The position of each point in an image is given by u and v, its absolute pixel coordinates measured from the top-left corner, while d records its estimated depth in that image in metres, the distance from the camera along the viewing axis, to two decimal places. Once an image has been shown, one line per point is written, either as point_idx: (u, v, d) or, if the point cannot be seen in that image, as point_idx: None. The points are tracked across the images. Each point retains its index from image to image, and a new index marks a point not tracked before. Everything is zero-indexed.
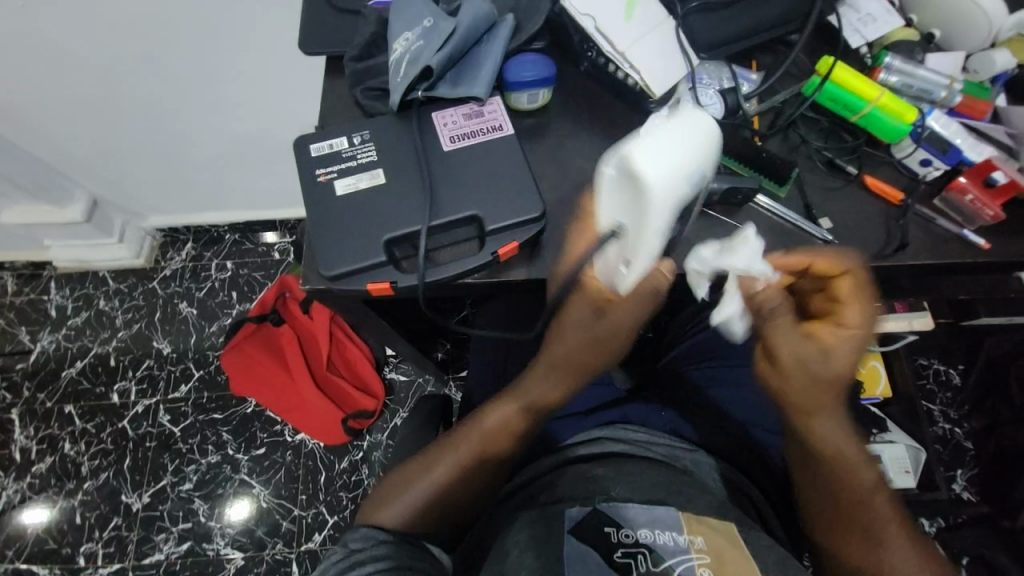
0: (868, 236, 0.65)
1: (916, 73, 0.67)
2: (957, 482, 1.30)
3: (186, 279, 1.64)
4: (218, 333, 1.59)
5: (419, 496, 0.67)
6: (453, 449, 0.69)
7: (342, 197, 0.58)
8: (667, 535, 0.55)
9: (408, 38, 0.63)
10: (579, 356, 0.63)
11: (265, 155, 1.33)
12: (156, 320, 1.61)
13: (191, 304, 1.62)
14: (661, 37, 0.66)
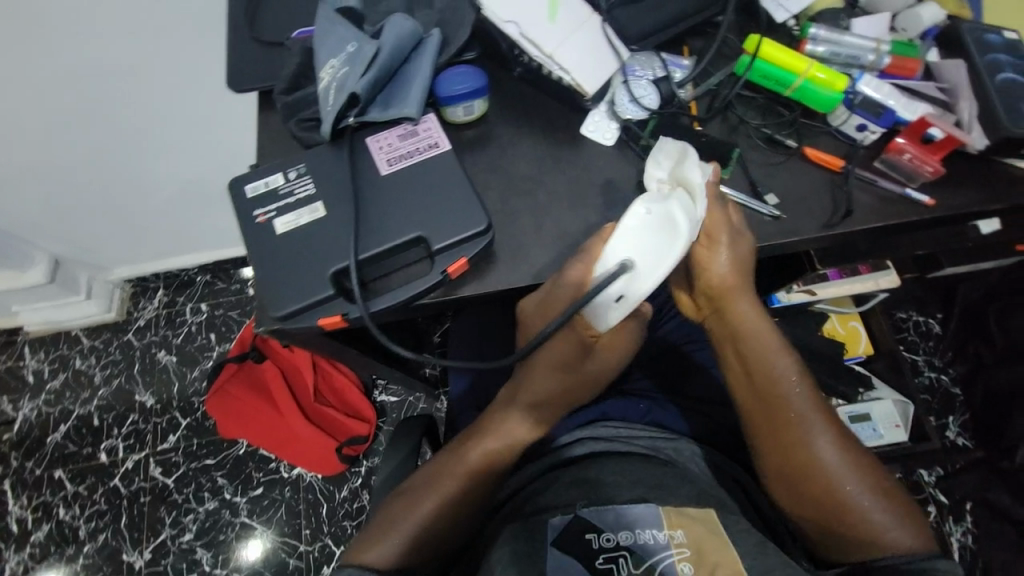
0: (814, 206, 0.66)
1: (842, 41, 0.68)
2: (950, 429, 1.35)
3: (162, 328, 1.61)
4: (201, 377, 1.57)
5: (408, 530, 0.66)
6: (436, 485, 0.69)
7: (283, 235, 0.57)
8: (648, 533, 0.57)
9: (333, 65, 0.62)
10: (559, 394, 0.69)
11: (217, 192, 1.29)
12: (136, 373, 1.58)
13: (170, 352, 1.59)
14: (588, 35, 0.66)
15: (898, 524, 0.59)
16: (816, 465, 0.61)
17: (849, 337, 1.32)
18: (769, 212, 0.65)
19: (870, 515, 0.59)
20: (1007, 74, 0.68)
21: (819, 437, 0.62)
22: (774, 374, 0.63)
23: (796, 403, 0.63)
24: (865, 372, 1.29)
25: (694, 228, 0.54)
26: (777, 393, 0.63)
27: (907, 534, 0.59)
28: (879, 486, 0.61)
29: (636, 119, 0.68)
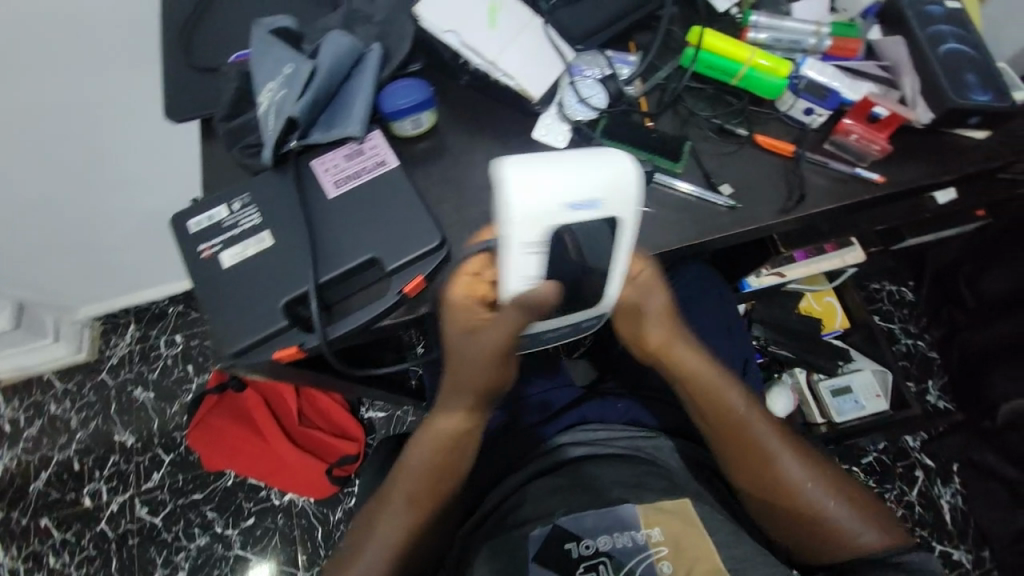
0: (769, 194, 0.66)
1: (782, 27, 0.69)
2: (932, 394, 1.39)
3: (137, 364, 1.56)
4: (181, 411, 1.53)
5: (375, 555, 0.62)
6: (393, 501, 0.65)
7: (231, 269, 0.55)
8: (626, 535, 0.58)
9: (271, 89, 0.60)
10: (464, 385, 0.62)
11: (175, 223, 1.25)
12: (113, 413, 1.53)
13: (146, 388, 1.55)
14: (531, 39, 0.66)
15: (864, 524, 0.63)
16: (780, 484, 0.64)
17: (825, 312, 1.34)
18: (724, 203, 0.65)
19: (838, 520, 0.63)
20: (950, 44, 0.68)
21: (779, 459, 0.64)
22: (729, 410, 0.65)
23: (755, 433, 0.65)
24: (843, 345, 1.31)
25: (526, 199, 0.50)
26: (735, 427, 0.65)
27: (874, 532, 0.62)
28: (844, 488, 0.64)
29: (586, 120, 0.67)
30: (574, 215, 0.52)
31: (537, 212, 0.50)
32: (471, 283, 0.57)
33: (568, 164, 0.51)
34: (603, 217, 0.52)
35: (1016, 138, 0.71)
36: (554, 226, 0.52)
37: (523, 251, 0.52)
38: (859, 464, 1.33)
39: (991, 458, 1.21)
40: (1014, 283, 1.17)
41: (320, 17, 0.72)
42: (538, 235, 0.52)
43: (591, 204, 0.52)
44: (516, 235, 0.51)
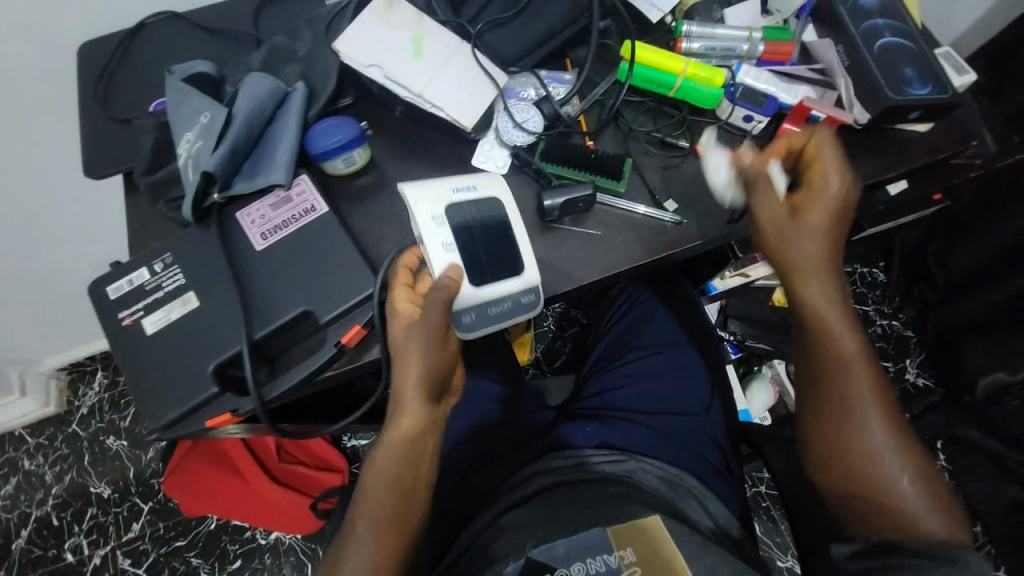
0: (714, 206, 0.65)
1: (714, 35, 0.69)
2: (910, 371, 1.39)
3: (108, 413, 1.50)
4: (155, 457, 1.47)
5: None
6: (354, 534, 0.56)
7: (154, 335, 0.53)
8: (599, 560, 0.55)
9: (188, 140, 0.57)
10: (403, 383, 0.54)
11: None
12: (88, 464, 1.47)
13: (120, 437, 1.49)
14: (459, 66, 0.64)
15: (938, 515, 0.55)
16: (864, 446, 0.57)
17: None
18: (670, 219, 0.64)
19: (907, 499, 0.56)
20: (885, 38, 0.68)
21: (873, 419, 0.57)
22: (837, 351, 0.58)
23: (856, 385, 0.58)
24: None
25: (426, 197, 0.56)
26: (841, 371, 0.58)
27: (947, 525, 0.55)
28: (921, 473, 0.57)
29: (524, 144, 0.65)
30: (458, 193, 0.57)
31: (436, 203, 0.56)
32: (406, 288, 0.55)
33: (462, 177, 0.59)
34: (486, 195, 0.58)
35: (956, 128, 0.72)
36: (449, 204, 0.57)
37: (436, 227, 0.55)
38: None
39: (975, 433, 1.21)
40: (982, 257, 1.15)
41: (244, 56, 0.69)
42: (438, 212, 0.56)
43: (470, 188, 0.58)
44: (429, 231, 0.55)
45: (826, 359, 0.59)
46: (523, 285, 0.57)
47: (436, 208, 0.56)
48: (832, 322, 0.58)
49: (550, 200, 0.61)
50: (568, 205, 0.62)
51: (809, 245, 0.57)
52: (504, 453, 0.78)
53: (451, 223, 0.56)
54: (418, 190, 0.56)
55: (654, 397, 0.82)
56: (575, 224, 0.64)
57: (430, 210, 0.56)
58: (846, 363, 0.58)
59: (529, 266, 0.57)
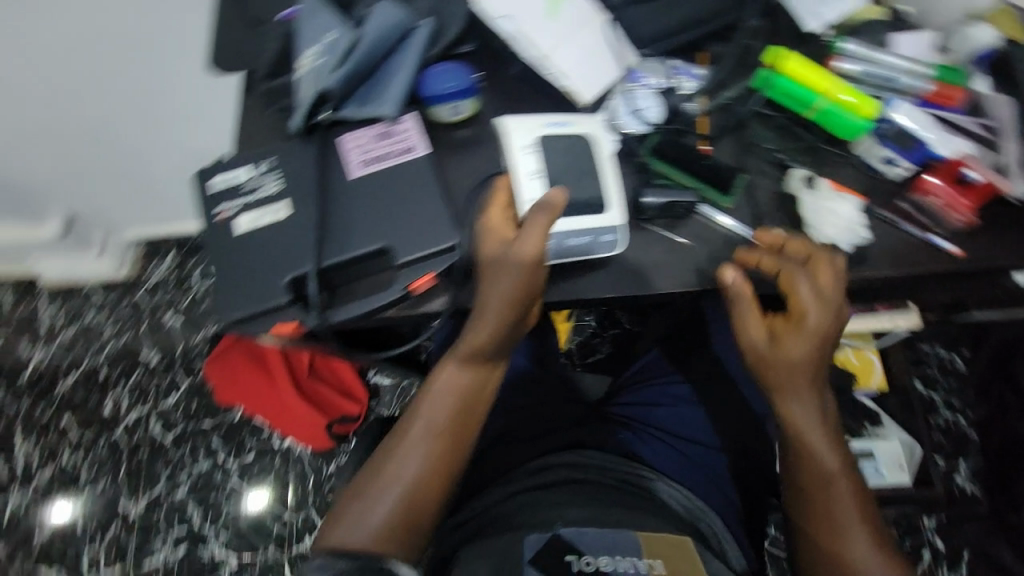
0: (824, 248, 0.60)
1: (877, 59, 0.62)
2: (960, 473, 1.27)
3: (175, 288, 1.53)
4: (201, 341, 1.50)
5: (393, 491, 0.54)
6: (409, 442, 0.56)
7: (243, 235, 0.55)
8: (628, 560, 0.55)
9: (311, 55, 0.58)
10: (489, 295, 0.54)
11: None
12: (143, 332, 1.51)
13: (178, 313, 1.52)
14: (591, 36, 0.60)
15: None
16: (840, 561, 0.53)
17: (862, 369, 1.22)
18: None
19: None
20: None
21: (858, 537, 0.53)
22: (816, 468, 0.56)
23: (838, 502, 0.55)
24: (875, 407, 1.22)
25: (521, 129, 0.57)
26: (820, 485, 0.55)
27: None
28: None
29: (635, 133, 0.62)
30: (548, 126, 0.58)
31: (526, 137, 0.57)
32: (501, 210, 0.56)
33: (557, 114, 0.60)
34: (577, 133, 0.58)
35: None
36: (538, 135, 0.58)
37: (523, 155, 0.57)
38: None
39: None
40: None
41: None
42: (525, 142, 0.57)
43: (563, 124, 0.58)
44: (519, 163, 0.57)
45: (802, 468, 0.56)
46: (604, 224, 0.57)
47: (529, 140, 0.57)
48: (812, 438, 0.56)
49: (652, 198, 0.59)
50: (668, 208, 0.59)
51: (789, 375, 0.55)
52: (529, 437, 0.78)
53: (539, 153, 0.57)
54: (514, 125, 0.58)
55: (691, 425, 0.80)
56: (667, 228, 0.60)
57: (524, 142, 0.57)
58: (830, 474, 0.55)
59: (612, 207, 0.57)
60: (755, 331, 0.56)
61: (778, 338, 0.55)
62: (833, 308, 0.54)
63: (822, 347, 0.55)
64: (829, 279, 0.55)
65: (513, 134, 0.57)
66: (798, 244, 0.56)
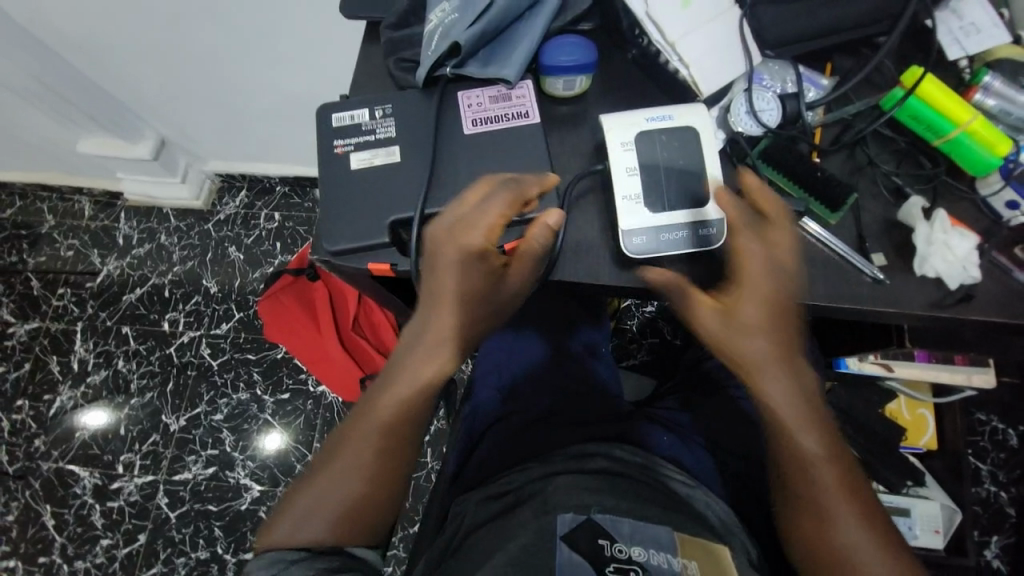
0: (927, 281, 0.57)
1: (1020, 99, 0.58)
2: (989, 548, 1.21)
3: (243, 226, 1.61)
4: (259, 279, 1.57)
5: (334, 486, 0.56)
6: (351, 440, 0.57)
7: (355, 171, 0.57)
8: (663, 556, 0.55)
9: (444, 9, 0.59)
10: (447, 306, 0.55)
11: (296, 113, 1.27)
12: (207, 260, 1.59)
13: (240, 248, 1.59)
14: (721, 29, 0.59)
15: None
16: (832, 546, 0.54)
17: (913, 424, 1.19)
18: (870, 273, 0.57)
19: None
20: None
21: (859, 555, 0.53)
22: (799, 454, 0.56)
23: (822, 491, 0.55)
24: (919, 465, 1.16)
25: (622, 123, 0.58)
26: (811, 508, 0.55)
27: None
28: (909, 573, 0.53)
29: (748, 135, 0.60)
30: (650, 122, 0.57)
31: (626, 132, 0.57)
32: (499, 226, 0.53)
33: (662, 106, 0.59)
34: (683, 124, 0.57)
35: None
36: (636, 133, 0.57)
37: (623, 150, 0.57)
38: None
39: None
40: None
41: None
42: (623, 138, 0.57)
43: (664, 118, 0.58)
44: (621, 158, 0.57)
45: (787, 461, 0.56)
46: (703, 218, 0.57)
47: (631, 134, 0.57)
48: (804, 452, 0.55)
49: None
50: None
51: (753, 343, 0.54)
52: (572, 421, 0.79)
53: (637, 150, 0.57)
54: (616, 120, 0.58)
55: (741, 441, 0.78)
56: None
57: (625, 137, 0.57)
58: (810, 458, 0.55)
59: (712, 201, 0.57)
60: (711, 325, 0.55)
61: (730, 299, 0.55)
62: (785, 261, 0.54)
63: (782, 336, 0.54)
64: (786, 245, 0.54)
65: (611, 128, 0.58)
66: (739, 209, 0.55)
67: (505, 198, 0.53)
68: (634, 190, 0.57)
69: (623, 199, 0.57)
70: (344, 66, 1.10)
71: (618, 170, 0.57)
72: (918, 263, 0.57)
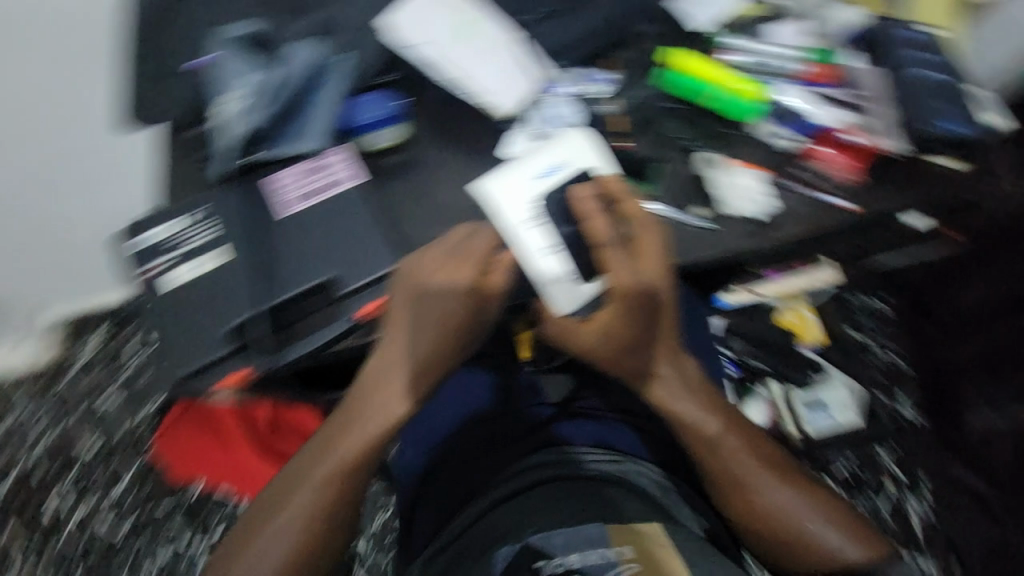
0: (738, 221, 0.65)
1: (753, 50, 0.70)
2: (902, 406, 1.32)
3: (62, 381, 1.28)
4: (95, 437, 1.24)
5: (281, 533, 0.54)
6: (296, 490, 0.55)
7: (173, 289, 0.57)
8: (598, 553, 0.55)
9: (238, 97, 0.59)
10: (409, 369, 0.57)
11: (101, 238, 1.08)
12: (75, 420, 1.24)
13: (66, 407, 1.26)
14: (504, 54, 0.65)
15: (859, 544, 0.59)
16: (761, 508, 0.60)
17: (800, 325, 1.26)
18: (700, 223, 0.64)
19: (824, 536, 0.59)
20: (913, 69, 0.69)
21: (797, 513, 0.59)
22: (700, 434, 0.61)
23: (731, 459, 0.60)
24: (818, 358, 1.25)
25: (512, 196, 0.61)
26: (735, 488, 0.60)
27: (864, 548, 0.59)
28: (832, 511, 0.60)
29: None
30: (547, 181, 0.61)
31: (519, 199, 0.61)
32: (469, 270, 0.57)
33: (544, 154, 0.63)
34: (570, 172, 0.62)
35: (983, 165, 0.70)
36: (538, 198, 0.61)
37: (527, 222, 0.60)
38: (833, 475, 1.27)
39: None
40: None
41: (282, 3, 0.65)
42: (532, 208, 0.61)
43: (554, 170, 0.62)
44: (523, 228, 0.60)
45: (689, 436, 0.61)
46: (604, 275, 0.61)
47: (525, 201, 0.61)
48: (692, 418, 0.61)
49: None
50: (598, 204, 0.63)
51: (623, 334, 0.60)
52: (500, 440, 0.77)
53: (546, 215, 0.61)
54: (503, 195, 0.61)
55: None
56: None
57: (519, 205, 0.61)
58: (709, 435, 0.61)
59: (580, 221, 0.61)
60: (586, 338, 0.60)
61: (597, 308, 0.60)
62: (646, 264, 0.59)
63: (651, 322, 0.60)
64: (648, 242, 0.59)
65: (504, 203, 0.61)
66: (591, 224, 0.59)
67: (490, 235, 0.59)
68: (562, 259, 0.60)
69: (544, 277, 0.60)
70: (143, 170, 0.96)
71: (529, 245, 0.60)
72: (721, 205, 0.65)
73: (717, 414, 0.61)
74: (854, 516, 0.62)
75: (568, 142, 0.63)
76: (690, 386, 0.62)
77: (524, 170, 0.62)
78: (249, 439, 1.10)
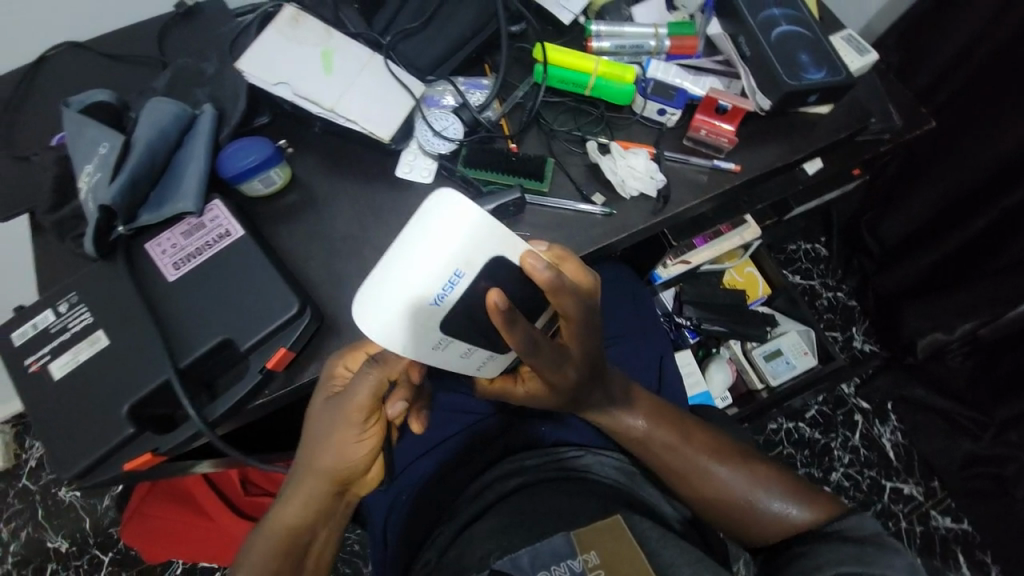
0: (637, 203, 0.67)
1: (622, 33, 0.70)
2: (857, 338, 1.32)
3: (15, 487, 1.23)
4: (62, 536, 1.19)
5: None
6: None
7: (62, 378, 0.54)
8: (563, 568, 0.48)
9: (88, 172, 0.56)
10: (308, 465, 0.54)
11: None
12: (41, 519, 1.21)
13: (24, 513, 1.21)
14: (373, 76, 0.63)
15: (804, 505, 0.59)
16: (705, 484, 0.61)
17: (747, 283, 1.22)
18: (600, 211, 0.66)
19: (769, 503, 0.60)
20: (782, 27, 0.69)
21: (738, 489, 0.60)
22: (626, 432, 0.63)
23: (666, 449, 0.62)
24: (768, 312, 1.22)
25: (414, 333, 0.45)
26: (683, 477, 0.61)
27: (812, 511, 0.59)
28: (770, 478, 0.61)
29: (445, 152, 0.65)
30: (451, 302, 0.44)
31: (421, 329, 0.45)
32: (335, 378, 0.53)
33: (428, 257, 0.42)
34: (481, 267, 0.44)
35: (857, 106, 0.73)
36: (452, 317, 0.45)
37: (441, 347, 0.47)
38: (803, 420, 1.27)
39: (921, 391, 1.21)
40: (925, 215, 1.10)
41: (151, 80, 0.68)
42: (438, 332, 0.45)
43: (454, 279, 0.43)
44: (441, 352, 0.47)
45: (619, 433, 0.63)
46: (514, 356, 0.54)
47: (430, 328, 0.45)
48: (621, 419, 0.62)
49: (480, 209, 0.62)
50: (499, 211, 0.63)
51: (553, 402, 0.58)
52: (457, 454, 0.70)
53: (458, 332, 0.47)
54: (398, 335, 0.44)
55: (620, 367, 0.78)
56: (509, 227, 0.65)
57: (424, 335, 0.45)
58: (638, 433, 0.62)
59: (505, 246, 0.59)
60: (521, 395, 0.58)
61: (526, 378, 0.58)
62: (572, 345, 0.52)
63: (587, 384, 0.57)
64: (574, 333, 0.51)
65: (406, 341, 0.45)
66: (509, 335, 0.45)
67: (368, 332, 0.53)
68: (486, 356, 0.52)
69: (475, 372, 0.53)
70: (28, 262, 0.89)
71: (455, 356, 0.49)
72: (620, 189, 0.66)
73: (642, 413, 0.63)
74: (795, 479, 0.63)
75: (456, 225, 0.42)
76: (619, 401, 0.62)
77: (407, 291, 0.43)
78: (230, 519, 1.04)
